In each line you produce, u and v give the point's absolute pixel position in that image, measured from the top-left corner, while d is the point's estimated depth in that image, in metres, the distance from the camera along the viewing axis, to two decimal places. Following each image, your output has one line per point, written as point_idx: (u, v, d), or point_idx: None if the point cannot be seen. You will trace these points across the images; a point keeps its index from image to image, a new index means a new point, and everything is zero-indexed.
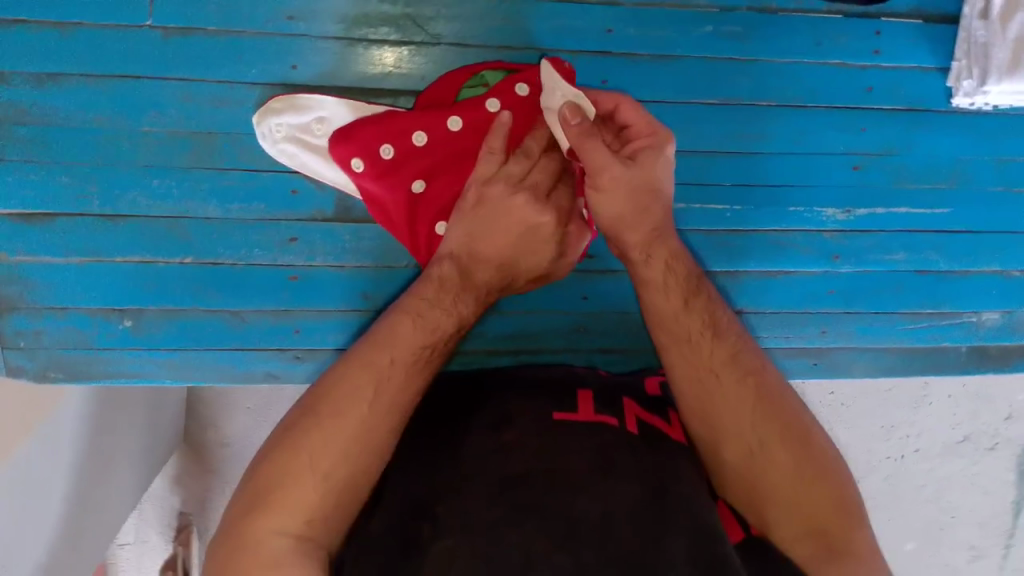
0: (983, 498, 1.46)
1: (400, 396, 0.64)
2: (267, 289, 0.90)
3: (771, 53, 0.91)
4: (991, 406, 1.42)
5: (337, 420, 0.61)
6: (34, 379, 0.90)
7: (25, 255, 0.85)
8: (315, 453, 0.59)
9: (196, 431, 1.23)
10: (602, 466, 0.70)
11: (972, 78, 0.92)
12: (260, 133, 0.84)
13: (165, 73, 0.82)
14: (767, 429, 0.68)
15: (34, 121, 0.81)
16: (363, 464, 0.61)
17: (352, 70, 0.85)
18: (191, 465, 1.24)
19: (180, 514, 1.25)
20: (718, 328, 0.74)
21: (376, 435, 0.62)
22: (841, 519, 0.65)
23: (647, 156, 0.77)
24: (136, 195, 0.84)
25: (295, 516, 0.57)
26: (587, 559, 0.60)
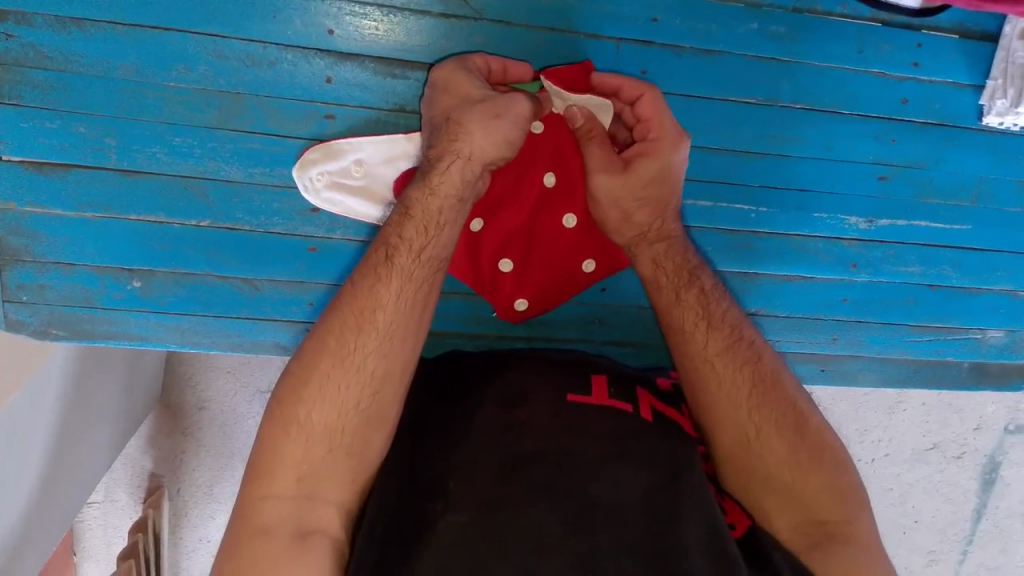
0: (944, 504, 1.49)
1: (372, 308, 0.65)
2: (283, 258, 0.88)
3: (812, 57, 0.90)
4: (959, 416, 1.44)
5: (318, 358, 0.64)
6: (35, 334, 0.86)
7: (35, 206, 0.81)
8: (301, 399, 0.62)
9: (174, 392, 1.19)
10: (620, 448, 0.68)
11: (1006, 98, 0.92)
12: (302, 186, 0.85)
13: (196, 26, 0.78)
14: (762, 416, 0.68)
15: (55, 66, 0.77)
16: (342, 388, 0.63)
17: (390, 39, 0.82)
18: (169, 426, 1.20)
19: (149, 476, 1.22)
20: (715, 318, 0.73)
21: (352, 354, 0.64)
22: (841, 510, 0.65)
23: (641, 164, 0.78)
24: (156, 151, 0.81)
25: (284, 479, 0.60)
26: (600, 547, 0.59)
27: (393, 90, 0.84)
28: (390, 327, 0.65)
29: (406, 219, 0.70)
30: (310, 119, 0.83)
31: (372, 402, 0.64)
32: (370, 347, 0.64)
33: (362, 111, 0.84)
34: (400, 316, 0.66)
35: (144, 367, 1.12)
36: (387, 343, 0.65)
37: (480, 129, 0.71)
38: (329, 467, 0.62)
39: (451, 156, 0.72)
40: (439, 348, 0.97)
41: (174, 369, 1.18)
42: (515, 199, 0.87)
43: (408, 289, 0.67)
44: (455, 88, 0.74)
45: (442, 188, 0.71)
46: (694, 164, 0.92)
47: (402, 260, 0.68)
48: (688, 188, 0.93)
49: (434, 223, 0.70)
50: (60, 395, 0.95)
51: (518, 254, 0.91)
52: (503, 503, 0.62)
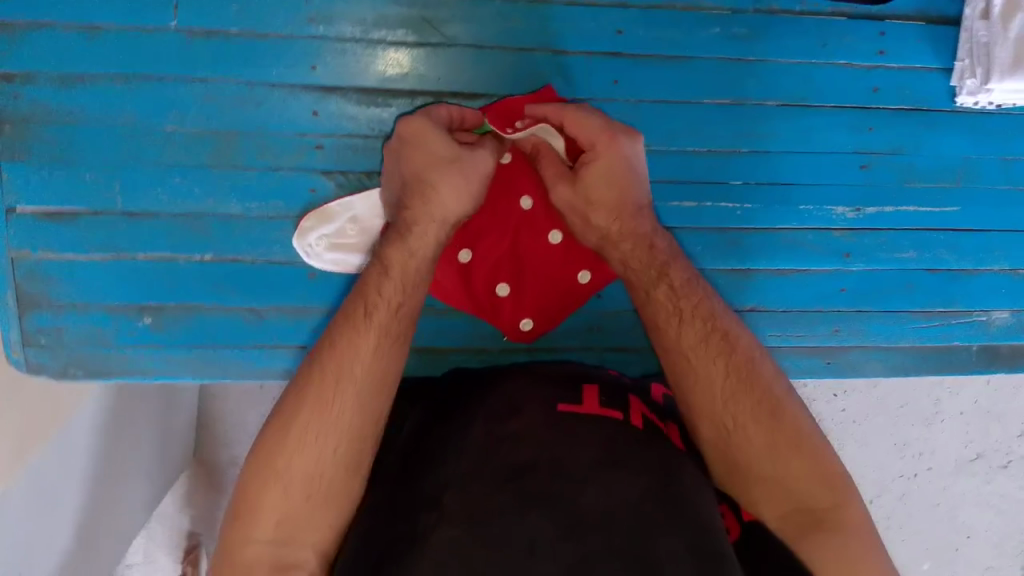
0: (996, 517, 1.44)
1: (350, 360, 0.67)
2: (285, 286, 0.92)
3: (778, 54, 0.93)
4: (1001, 424, 1.42)
5: (297, 408, 0.65)
6: (54, 376, 0.90)
7: (48, 252, 0.86)
8: (279, 451, 0.64)
9: (208, 447, 1.23)
10: (608, 456, 0.69)
11: (974, 77, 0.94)
12: (304, 253, 0.90)
13: (187, 73, 0.83)
14: (739, 405, 0.68)
15: (61, 120, 0.83)
16: (319, 440, 0.64)
17: (369, 71, 0.87)
18: (202, 483, 1.23)
19: (188, 535, 1.22)
20: (686, 311, 0.73)
21: (330, 406, 0.65)
22: (828, 495, 0.64)
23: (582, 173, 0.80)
24: (158, 193, 0.86)
25: (266, 523, 0.62)
26: (590, 557, 0.60)
27: (376, 117, 0.88)
28: (368, 379, 0.67)
29: (386, 275, 0.73)
30: (301, 152, 0.88)
31: (349, 448, 0.66)
32: (348, 399, 0.66)
33: (349, 140, 0.88)
34: (377, 368, 0.68)
35: (177, 425, 1.15)
36: (365, 392, 0.67)
37: (451, 190, 0.77)
38: (306, 517, 0.63)
39: (427, 215, 0.77)
40: (441, 366, 1.00)
41: (206, 424, 1.23)
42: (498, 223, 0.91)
43: (385, 340, 0.69)
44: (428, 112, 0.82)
45: (419, 248, 0.75)
46: (674, 166, 0.95)
47: (381, 315, 0.70)
48: (669, 191, 0.95)
49: (410, 275, 0.74)
50: (88, 444, 0.98)
51: (510, 276, 0.94)
52: (495, 513, 0.63)
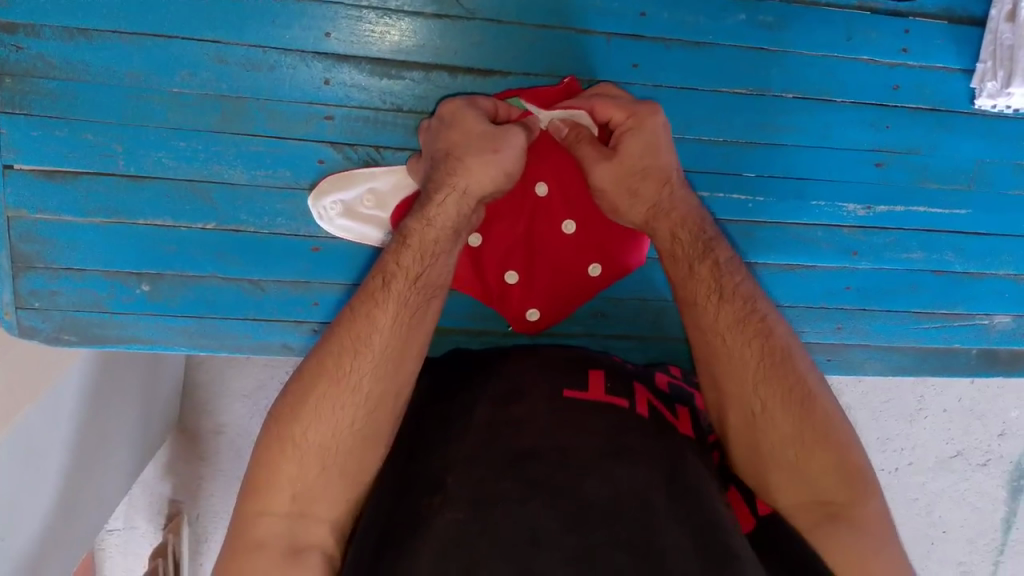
0: (972, 514, 1.46)
1: (368, 330, 0.66)
2: (288, 258, 0.90)
3: (802, 46, 0.92)
4: (981, 422, 1.43)
5: (315, 378, 0.65)
6: (46, 341, 0.88)
7: (45, 213, 0.84)
8: (298, 419, 0.63)
9: (191, 415, 1.20)
10: (612, 447, 0.68)
11: (996, 80, 0.93)
12: (317, 214, 0.88)
13: (197, 33, 0.81)
14: (768, 391, 0.67)
15: (63, 76, 0.80)
16: (337, 408, 0.64)
17: (385, 41, 0.84)
18: (186, 453, 1.21)
19: (169, 502, 1.23)
20: (727, 291, 0.71)
21: (349, 374, 0.65)
22: (845, 487, 0.64)
23: (629, 141, 0.75)
24: (162, 156, 0.84)
25: (281, 497, 0.61)
26: (597, 540, 0.59)
27: (388, 89, 0.86)
28: (386, 349, 0.66)
29: (404, 247, 0.71)
30: (310, 121, 0.85)
31: (368, 419, 0.65)
32: (366, 368, 0.65)
33: (360, 112, 0.86)
34: (395, 339, 0.67)
35: (161, 392, 1.13)
36: (384, 363, 0.66)
37: (479, 165, 0.73)
38: (324, 486, 0.63)
39: (448, 191, 0.73)
40: (444, 345, 0.98)
41: (191, 392, 1.19)
42: (515, 212, 0.90)
43: (403, 312, 0.68)
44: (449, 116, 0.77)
45: (439, 218, 0.72)
46: (689, 155, 0.93)
47: (400, 285, 0.69)
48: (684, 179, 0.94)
49: (431, 252, 0.72)
50: (75, 412, 0.96)
51: (521, 264, 0.93)
52: (499, 497, 0.62)
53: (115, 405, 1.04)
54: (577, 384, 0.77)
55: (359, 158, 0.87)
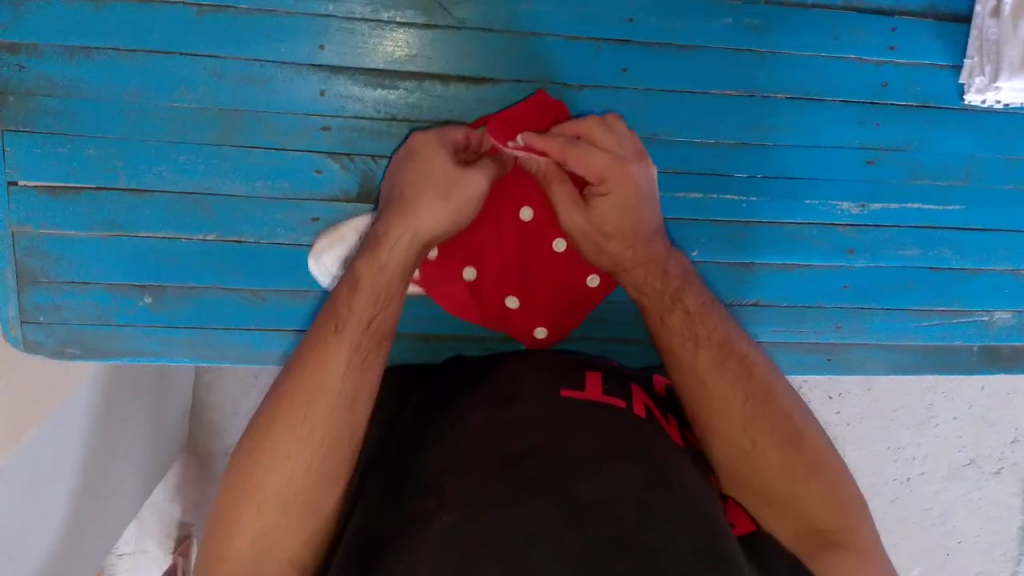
0: (987, 523, 1.44)
1: (323, 376, 0.62)
2: (287, 269, 0.91)
3: (789, 47, 0.93)
4: (993, 430, 1.41)
5: (270, 428, 0.60)
6: (51, 354, 0.89)
7: (49, 228, 0.85)
8: (254, 469, 0.59)
9: (200, 436, 1.21)
10: (606, 449, 0.68)
11: (983, 75, 0.95)
12: (317, 272, 0.89)
13: (194, 50, 0.83)
14: (757, 429, 0.68)
15: (65, 94, 0.82)
16: (293, 454, 0.59)
17: (377, 52, 0.86)
18: (196, 473, 1.22)
19: (179, 524, 1.23)
20: (702, 335, 0.73)
21: (304, 422, 0.60)
22: (839, 517, 0.65)
23: (599, 200, 0.76)
24: (162, 170, 0.85)
25: (240, 543, 0.56)
26: (594, 536, 0.58)
27: (382, 99, 0.87)
28: (344, 394, 0.62)
29: (356, 289, 0.67)
30: (306, 133, 0.87)
31: (325, 467, 0.60)
32: (323, 414, 0.61)
33: (354, 122, 0.88)
34: (352, 383, 0.63)
35: (167, 409, 1.14)
36: (342, 408, 0.62)
37: (428, 209, 0.71)
38: (288, 530, 0.58)
39: (400, 232, 0.70)
40: (443, 352, 0.99)
41: (198, 413, 1.20)
42: (500, 235, 0.87)
43: (360, 355, 0.64)
44: (419, 152, 0.74)
45: (389, 261, 0.69)
46: (681, 157, 0.94)
47: (354, 329, 0.64)
48: (676, 181, 0.95)
49: (387, 293, 0.68)
50: (82, 427, 0.97)
51: (519, 286, 0.90)
52: (494, 500, 0.62)
53: (122, 422, 1.05)
54: (573, 383, 0.77)
55: (354, 171, 0.89)
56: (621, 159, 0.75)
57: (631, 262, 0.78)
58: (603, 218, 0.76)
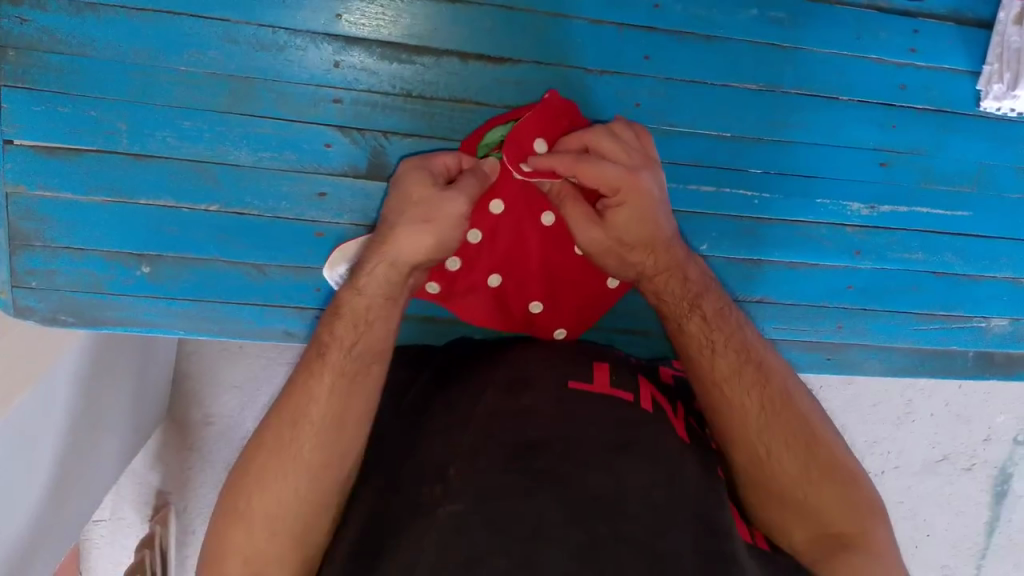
0: (955, 518, 1.47)
1: (305, 401, 0.66)
2: (292, 243, 0.88)
3: (812, 43, 0.92)
4: (968, 427, 1.43)
5: (256, 453, 0.65)
6: (42, 321, 0.86)
7: (45, 190, 0.82)
8: (242, 491, 0.63)
9: (180, 407, 1.18)
10: (618, 439, 0.67)
11: (1002, 82, 0.94)
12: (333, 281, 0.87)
13: (207, 12, 0.79)
14: (773, 435, 0.68)
15: (69, 51, 0.78)
16: (277, 478, 0.63)
17: (397, 25, 0.83)
18: (175, 441, 1.19)
19: (158, 492, 1.20)
20: (720, 343, 0.72)
21: (287, 445, 0.64)
22: (854, 521, 0.65)
23: (617, 215, 0.73)
24: (167, 136, 0.82)
25: (231, 563, 0.61)
26: (600, 534, 0.58)
27: (398, 74, 0.85)
28: (324, 418, 0.65)
29: (337, 318, 0.70)
30: (319, 104, 0.84)
31: (310, 489, 0.64)
32: (305, 438, 0.64)
33: (368, 96, 0.85)
34: (333, 408, 0.66)
35: (151, 379, 1.11)
36: (323, 433, 0.65)
37: (410, 234, 0.71)
38: (276, 552, 0.61)
39: (375, 260, 0.71)
40: (445, 336, 0.98)
41: (182, 380, 1.17)
42: (520, 240, 0.85)
43: (340, 383, 0.67)
44: (408, 185, 0.73)
45: (370, 287, 0.71)
46: (696, 150, 0.93)
47: (335, 356, 0.68)
48: (691, 173, 0.93)
49: (364, 320, 0.70)
50: (69, 397, 0.94)
51: (540, 290, 0.89)
52: (504, 490, 0.61)
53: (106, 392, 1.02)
54: (586, 375, 0.76)
55: (364, 145, 0.86)
56: (632, 170, 0.73)
57: (654, 269, 0.76)
58: (621, 229, 0.74)
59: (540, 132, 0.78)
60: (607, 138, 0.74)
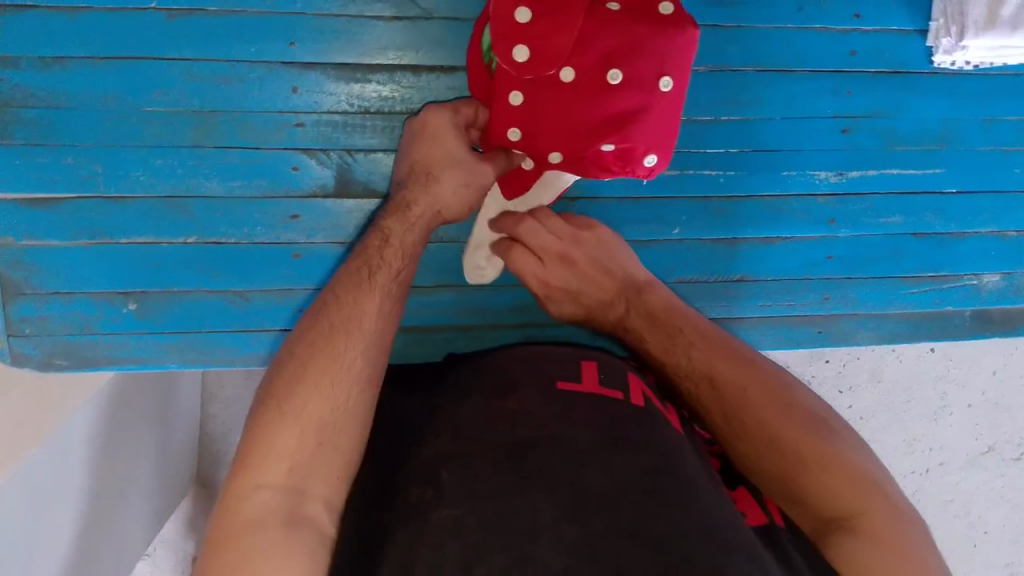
0: (1011, 512, 1.40)
1: (356, 314, 0.67)
2: (268, 266, 0.91)
3: (755, 20, 0.93)
4: (1010, 415, 1.36)
5: (306, 356, 0.63)
6: (38, 367, 0.90)
7: (31, 239, 0.86)
8: (293, 392, 0.61)
9: (206, 467, 1.20)
10: (609, 435, 0.68)
11: (950, 36, 0.95)
12: None
13: (167, 53, 0.84)
14: (767, 428, 0.68)
15: (41, 104, 0.83)
16: (333, 382, 0.62)
17: (349, 45, 0.87)
18: (204, 505, 1.20)
19: (192, 560, 1.20)
20: (699, 346, 0.75)
21: (341, 354, 0.64)
22: (852, 500, 0.64)
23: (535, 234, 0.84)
24: (141, 175, 0.86)
25: (278, 468, 0.58)
26: (594, 527, 0.58)
27: (355, 92, 0.88)
28: (376, 334, 0.67)
29: (386, 245, 0.73)
30: (282, 129, 0.87)
31: (358, 399, 0.63)
32: (359, 350, 0.65)
33: (329, 117, 0.88)
34: (380, 327, 0.67)
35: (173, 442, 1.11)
36: (370, 347, 0.66)
37: (448, 184, 0.77)
38: (322, 457, 0.60)
39: (424, 208, 0.77)
40: (433, 346, 0.99)
41: (207, 445, 1.19)
42: (550, 110, 0.71)
43: (387, 305, 0.69)
44: (436, 139, 0.78)
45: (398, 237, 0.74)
46: None
47: (383, 278, 0.71)
48: None
49: (411, 253, 0.74)
50: (88, 456, 0.95)
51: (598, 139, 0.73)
52: (498, 492, 0.62)
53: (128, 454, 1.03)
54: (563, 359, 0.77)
55: (330, 166, 0.89)
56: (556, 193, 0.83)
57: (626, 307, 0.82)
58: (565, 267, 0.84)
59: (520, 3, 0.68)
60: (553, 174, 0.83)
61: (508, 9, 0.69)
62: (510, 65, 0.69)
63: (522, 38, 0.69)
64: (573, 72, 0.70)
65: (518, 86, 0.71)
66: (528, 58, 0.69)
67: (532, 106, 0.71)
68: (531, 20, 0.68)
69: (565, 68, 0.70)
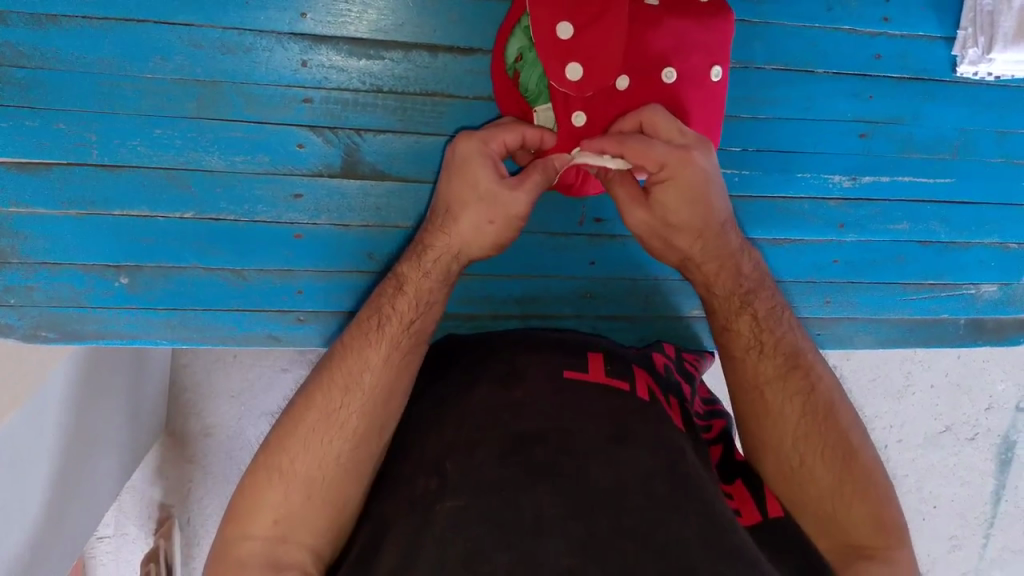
0: (961, 488, 1.40)
1: (359, 368, 0.67)
2: (271, 247, 0.88)
3: (783, 16, 0.91)
4: (969, 397, 1.37)
5: (304, 412, 0.65)
6: (23, 338, 0.86)
7: (19, 205, 0.82)
8: (285, 451, 0.63)
9: (178, 418, 1.10)
10: (617, 431, 0.66)
11: (977, 46, 0.94)
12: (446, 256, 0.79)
13: (169, 17, 0.78)
14: (808, 446, 0.68)
15: (32, 64, 0.77)
16: (325, 441, 0.63)
17: (363, 20, 0.82)
18: (175, 455, 1.11)
19: (159, 506, 1.12)
20: (769, 344, 0.72)
21: (338, 410, 0.65)
22: (880, 538, 0.64)
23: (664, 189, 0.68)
24: (137, 144, 0.82)
25: (263, 520, 0.60)
26: (601, 528, 0.55)
27: (368, 70, 0.84)
28: (375, 387, 0.66)
29: (399, 293, 0.71)
30: (288, 104, 0.83)
31: (353, 456, 0.64)
32: (355, 406, 0.65)
33: (338, 94, 0.84)
34: (384, 379, 0.67)
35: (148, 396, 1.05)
36: (372, 402, 0.66)
37: (470, 226, 0.70)
38: (306, 513, 0.61)
39: (439, 250, 0.71)
40: (433, 331, 0.97)
41: (178, 394, 1.10)
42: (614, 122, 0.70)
43: (394, 356, 0.68)
44: (466, 172, 0.68)
45: (412, 282, 0.72)
46: None
47: (392, 330, 0.69)
48: None
49: (427, 301, 0.71)
50: (60, 417, 0.89)
51: None
52: (504, 486, 0.59)
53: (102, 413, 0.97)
54: (576, 362, 0.76)
55: (337, 144, 0.86)
56: (685, 147, 0.66)
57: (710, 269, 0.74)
58: (669, 208, 0.69)
59: (563, 19, 0.67)
60: (664, 114, 0.67)
61: (548, 27, 0.67)
62: (566, 86, 0.68)
63: (572, 56, 0.67)
64: (628, 81, 0.69)
65: (577, 106, 0.70)
66: (581, 76, 0.68)
67: (593, 123, 0.70)
68: (574, 37, 0.67)
69: (621, 78, 0.69)
